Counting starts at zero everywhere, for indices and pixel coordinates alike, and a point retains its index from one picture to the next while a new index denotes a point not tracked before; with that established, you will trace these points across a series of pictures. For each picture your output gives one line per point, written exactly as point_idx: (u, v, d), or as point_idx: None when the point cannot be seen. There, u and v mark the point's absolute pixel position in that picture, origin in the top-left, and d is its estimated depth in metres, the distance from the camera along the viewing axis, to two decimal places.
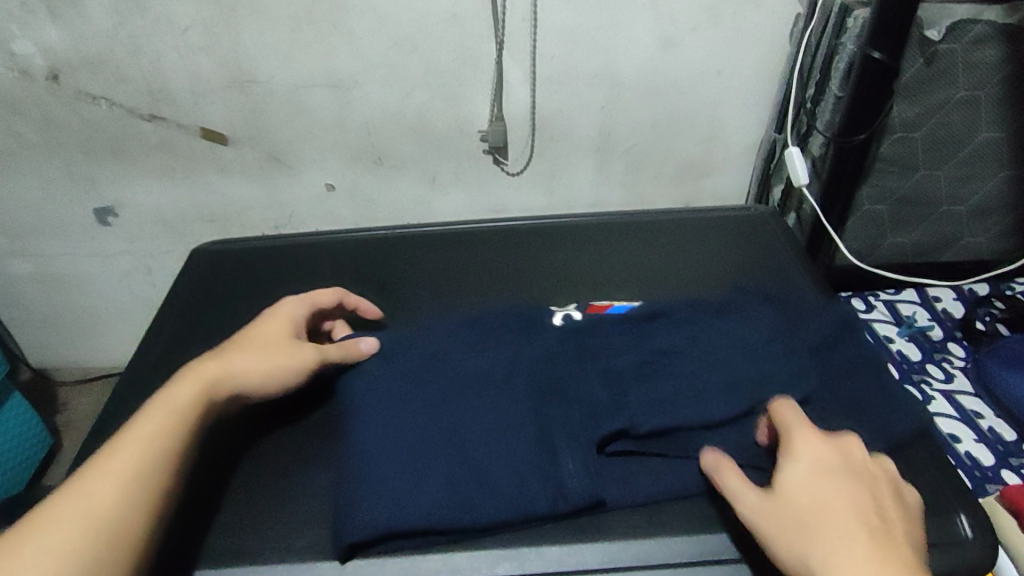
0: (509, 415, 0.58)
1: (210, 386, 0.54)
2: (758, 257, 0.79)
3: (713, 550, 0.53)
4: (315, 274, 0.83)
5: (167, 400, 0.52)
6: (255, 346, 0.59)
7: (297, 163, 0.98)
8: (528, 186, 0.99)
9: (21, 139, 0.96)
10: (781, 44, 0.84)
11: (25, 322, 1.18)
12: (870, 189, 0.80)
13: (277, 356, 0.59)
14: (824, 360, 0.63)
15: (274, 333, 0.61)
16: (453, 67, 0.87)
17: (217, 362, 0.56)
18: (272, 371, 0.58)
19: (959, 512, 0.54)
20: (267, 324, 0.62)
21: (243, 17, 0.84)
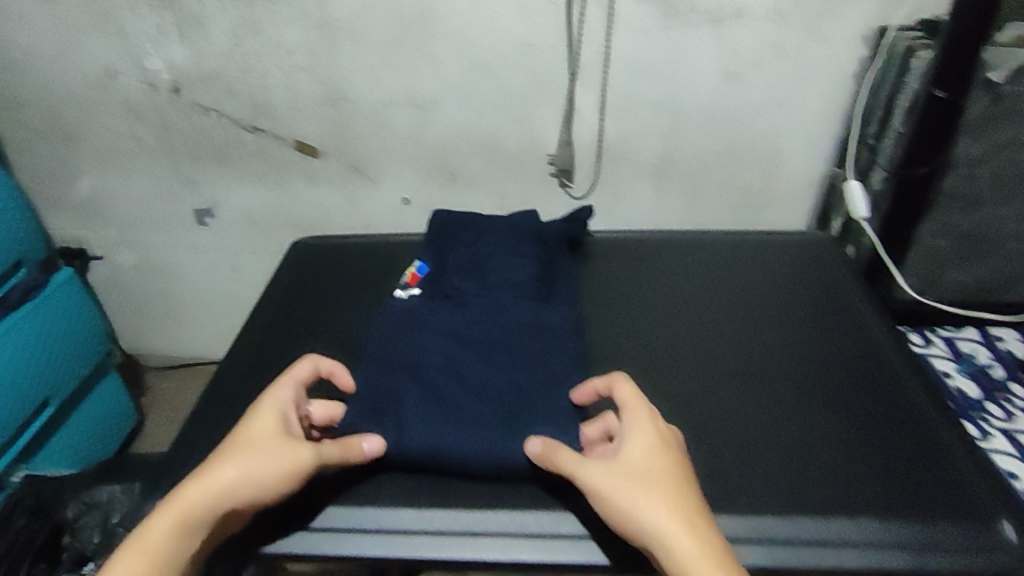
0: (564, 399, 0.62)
1: (191, 512, 0.51)
2: (810, 278, 0.79)
3: (758, 527, 0.53)
4: (383, 262, 0.88)
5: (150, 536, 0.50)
6: (235, 462, 0.53)
7: (377, 176, 1.06)
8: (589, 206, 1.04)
9: (141, 143, 1.09)
10: (844, 81, 0.87)
11: (124, 307, 1.31)
12: (932, 224, 0.80)
13: (259, 461, 0.53)
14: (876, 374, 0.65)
15: (260, 437, 0.55)
16: (527, 93, 0.94)
17: (201, 484, 0.52)
18: (252, 495, 0.53)
19: (1005, 519, 0.53)
20: (256, 423, 0.56)
21: (343, 42, 0.94)
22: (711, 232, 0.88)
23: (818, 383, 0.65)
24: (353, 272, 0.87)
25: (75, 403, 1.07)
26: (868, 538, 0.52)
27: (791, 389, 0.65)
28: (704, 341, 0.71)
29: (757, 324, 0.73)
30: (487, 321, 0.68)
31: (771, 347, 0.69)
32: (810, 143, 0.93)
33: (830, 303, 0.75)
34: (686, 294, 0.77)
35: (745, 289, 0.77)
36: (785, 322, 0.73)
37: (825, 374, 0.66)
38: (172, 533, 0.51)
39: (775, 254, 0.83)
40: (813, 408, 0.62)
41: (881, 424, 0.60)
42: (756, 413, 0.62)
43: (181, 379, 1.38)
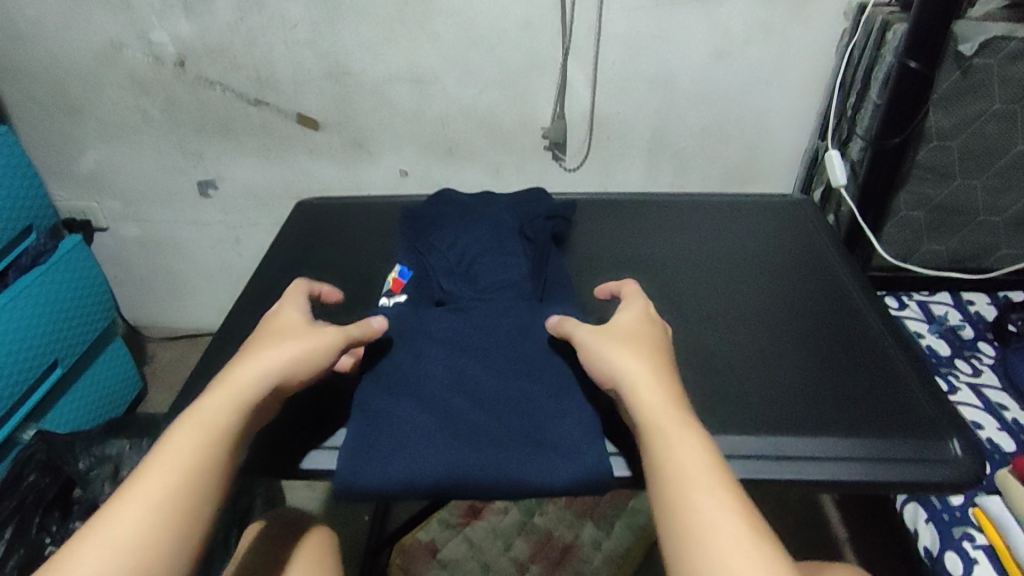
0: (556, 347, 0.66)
1: (239, 395, 0.50)
2: (789, 238, 0.82)
3: (728, 445, 0.57)
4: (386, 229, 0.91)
5: (202, 416, 0.48)
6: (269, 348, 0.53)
7: (377, 149, 1.10)
8: (582, 180, 1.08)
9: (145, 116, 1.12)
10: (827, 58, 0.91)
11: (127, 279, 1.34)
12: (906, 196, 0.84)
13: (300, 338, 0.54)
14: (846, 327, 0.69)
15: (292, 328, 0.56)
16: (523, 69, 0.97)
17: (242, 370, 0.51)
18: (294, 367, 0.53)
19: (953, 436, 0.57)
20: (283, 323, 0.57)
21: (344, 17, 0.97)
22: (700, 196, 0.91)
23: (795, 329, 0.68)
24: (356, 233, 0.90)
25: (82, 368, 1.10)
26: (830, 451, 0.56)
27: (768, 335, 0.68)
28: (686, 295, 0.74)
29: (738, 281, 0.76)
30: (477, 280, 0.72)
31: (751, 300, 0.73)
32: (795, 120, 0.97)
33: (809, 260, 0.79)
34: (678, 255, 0.81)
35: (732, 251, 0.81)
36: (764, 278, 0.76)
37: (801, 322, 0.69)
38: (223, 415, 0.49)
39: (758, 217, 0.87)
40: (788, 350, 0.66)
41: (849, 362, 0.64)
42: (734, 356, 0.66)
43: (184, 351, 1.41)
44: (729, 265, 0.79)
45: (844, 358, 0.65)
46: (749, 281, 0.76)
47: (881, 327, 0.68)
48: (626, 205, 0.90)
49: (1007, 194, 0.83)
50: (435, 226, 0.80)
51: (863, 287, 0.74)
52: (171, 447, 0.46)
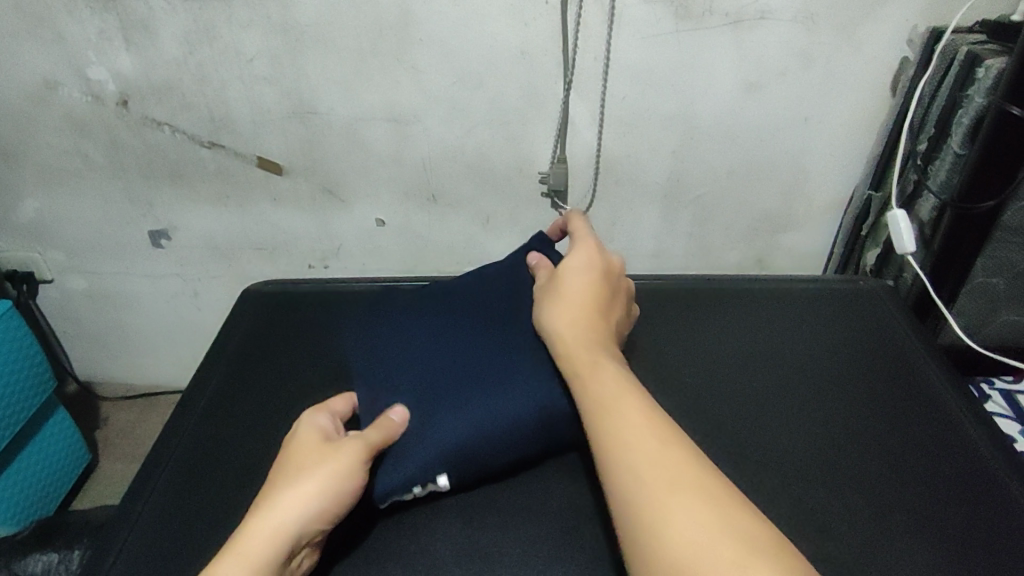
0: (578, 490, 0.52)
1: (248, 543, 0.47)
2: (862, 346, 0.70)
3: None
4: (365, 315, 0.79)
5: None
6: (296, 500, 0.49)
7: (350, 197, 0.95)
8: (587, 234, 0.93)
9: (87, 160, 0.97)
10: (882, 95, 0.76)
11: (79, 337, 1.19)
12: (986, 260, 0.69)
13: (297, 475, 0.51)
14: (962, 485, 0.56)
15: (302, 450, 0.54)
16: (519, 106, 0.83)
17: (264, 527, 0.47)
18: (300, 499, 0.49)
19: None
20: (299, 443, 0.55)
21: (308, 48, 0.82)
22: (738, 281, 0.79)
23: (907, 501, 0.55)
24: (334, 321, 0.79)
25: (10, 456, 0.96)
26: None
27: (859, 493, 0.55)
28: (737, 429, 0.61)
29: (808, 415, 0.63)
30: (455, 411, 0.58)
31: (827, 440, 0.60)
32: (840, 166, 0.82)
33: (887, 372, 0.66)
34: (719, 358, 0.69)
35: (787, 357, 0.69)
36: (849, 412, 0.63)
37: (898, 474, 0.57)
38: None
39: (816, 315, 0.74)
40: (894, 527, 0.53)
41: (989, 553, 0.51)
42: (818, 536, 0.52)
43: (143, 415, 1.26)
44: (786, 374, 0.67)
45: (967, 535, 0.52)
46: (812, 403, 0.64)
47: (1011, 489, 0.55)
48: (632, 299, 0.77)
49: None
50: (422, 327, 0.68)
51: (964, 415, 0.62)
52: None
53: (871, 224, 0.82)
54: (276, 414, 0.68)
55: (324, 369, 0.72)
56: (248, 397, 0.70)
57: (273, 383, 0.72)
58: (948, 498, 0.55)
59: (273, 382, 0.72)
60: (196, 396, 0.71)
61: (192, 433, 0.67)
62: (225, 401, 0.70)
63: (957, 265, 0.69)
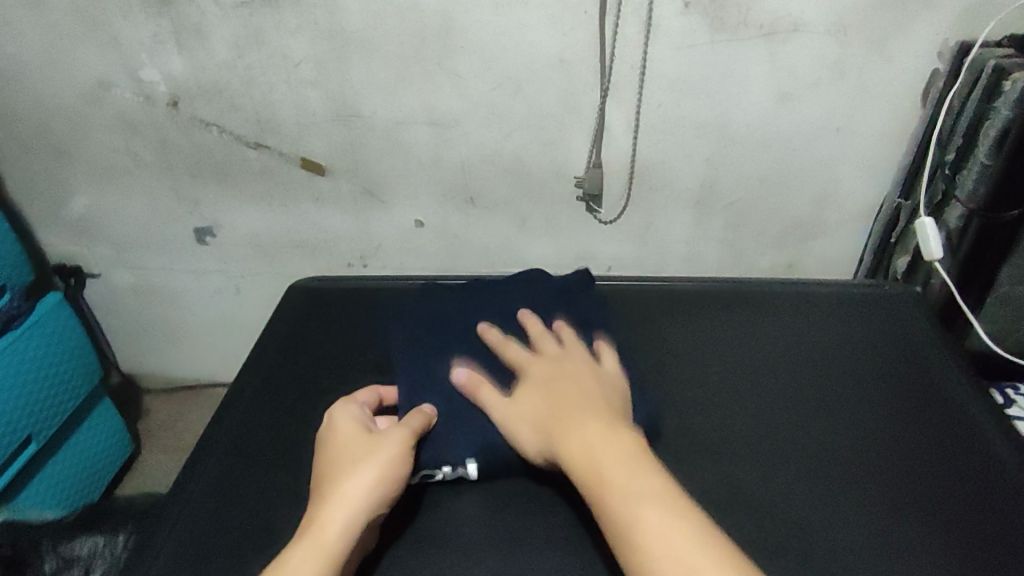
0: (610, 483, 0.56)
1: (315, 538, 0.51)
2: (889, 347, 0.72)
3: None
4: None
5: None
6: (358, 488, 0.53)
7: (389, 198, 0.98)
8: (619, 237, 0.95)
9: (137, 159, 1.01)
10: (912, 106, 0.79)
11: (121, 329, 1.24)
12: (1013, 268, 0.71)
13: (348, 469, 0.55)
14: (981, 489, 0.58)
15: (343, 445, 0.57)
16: (556, 112, 0.85)
17: (329, 519, 0.51)
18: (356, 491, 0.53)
19: None
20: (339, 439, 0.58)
21: (354, 53, 0.86)
22: (766, 283, 0.81)
23: (937, 499, 0.57)
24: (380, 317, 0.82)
25: (59, 442, 1.00)
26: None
27: (880, 494, 0.58)
28: (768, 427, 0.64)
29: (839, 414, 0.65)
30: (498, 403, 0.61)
31: (852, 440, 0.62)
32: (870, 175, 0.84)
33: (911, 377, 0.68)
34: (751, 357, 0.72)
35: (816, 359, 0.71)
36: (877, 411, 0.65)
37: (918, 478, 0.59)
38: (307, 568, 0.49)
39: (845, 316, 0.76)
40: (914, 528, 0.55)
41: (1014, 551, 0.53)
42: (851, 529, 0.55)
43: (181, 406, 1.30)
44: (815, 375, 0.69)
45: (985, 538, 0.54)
46: (841, 405, 0.66)
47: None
48: (663, 300, 0.79)
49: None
50: (467, 323, 0.71)
51: (987, 422, 0.64)
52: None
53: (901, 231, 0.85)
54: (325, 405, 0.72)
55: (370, 363, 0.76)
56: (298, 388, 0.74)
57: (320, 375, 0.75)
58: (968, 502, 0.57)
59: (321, 374, 0.75)
60: (247, 386, 0.75)
61: (246, 421, 0.70)
62: (276, 392, 0.73)
63: (981, 272, 0.71)
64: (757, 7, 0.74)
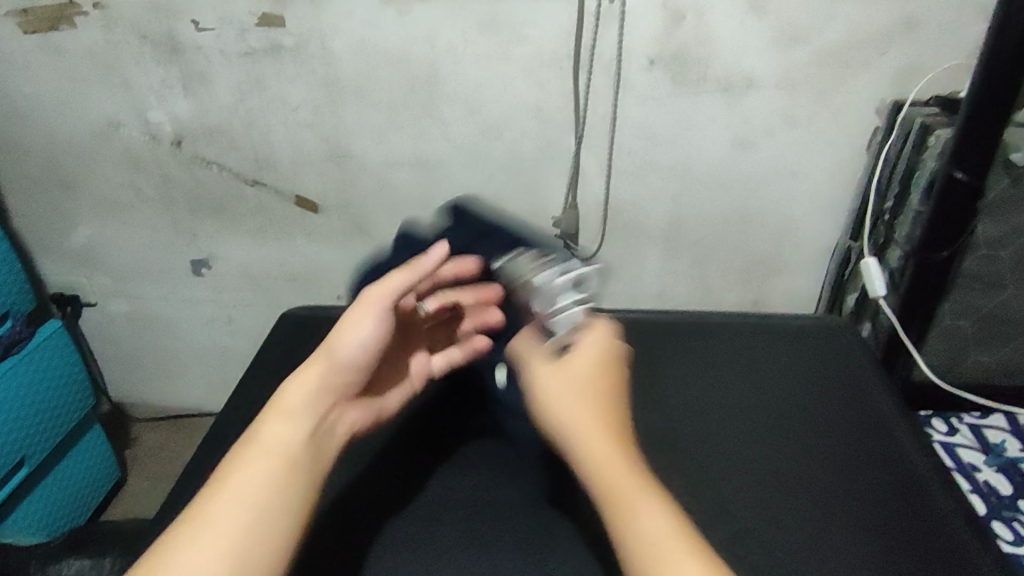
0: None
1: (328, 371, 0.53)
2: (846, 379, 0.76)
3: None
4: None
5: (286, 400, 0.51)
6: (361, 327, 0.54)
7: (377, 233, 1.04)
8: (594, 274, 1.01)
9: (140, 194, 1.07)
10: (857, 154, 0.86)
11: (114, 356, 1.27)
12: (951, 305, 0.78)
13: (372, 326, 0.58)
14: (912, 508, 0.63)
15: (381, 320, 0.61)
16: (533, 156, 0.92)
17: (330, 354, 0.53)
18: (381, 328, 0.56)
19: None
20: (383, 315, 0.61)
21: (348, 100, 0.93)
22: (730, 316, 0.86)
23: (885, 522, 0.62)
24: None
25: (47, 466, 1.03)
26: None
27: (820, 510, 0.63)
28: (720, 444, 0.69)
29: (799, 442, 0.69)
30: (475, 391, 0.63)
31: (795, 461, 0.67)
32: (823, 217, 0.91)
33: (855, 404, 0.73)
34: (707, 382, 0.77)
35: (768, 384, 0.76)
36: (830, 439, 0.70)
37: (855, 496, 0.64)
38: (306, 394, 0.51)
39: (803, 346, 0.81)
40: (847, 543, 0.60)
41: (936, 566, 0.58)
42: (787, 540, 0.60)
43: (170, 434, 1.33)
44: (766, 399, 0.74)
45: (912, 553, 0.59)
46: (789, 427, 0.71)
47: (954, 512, 0.62)
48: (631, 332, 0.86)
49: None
50: None
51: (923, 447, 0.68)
52: (260, 439, 0.49)
53: (852, 271, 0.91)
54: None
55: None
56: None
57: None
58: (899, 519, 0.62)
59: None
60: (235, 409, 0.79)
61: (232, 440, 0.74)
62: (261, 414, 0.77)
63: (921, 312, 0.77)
64: (712, 65, 0.82)
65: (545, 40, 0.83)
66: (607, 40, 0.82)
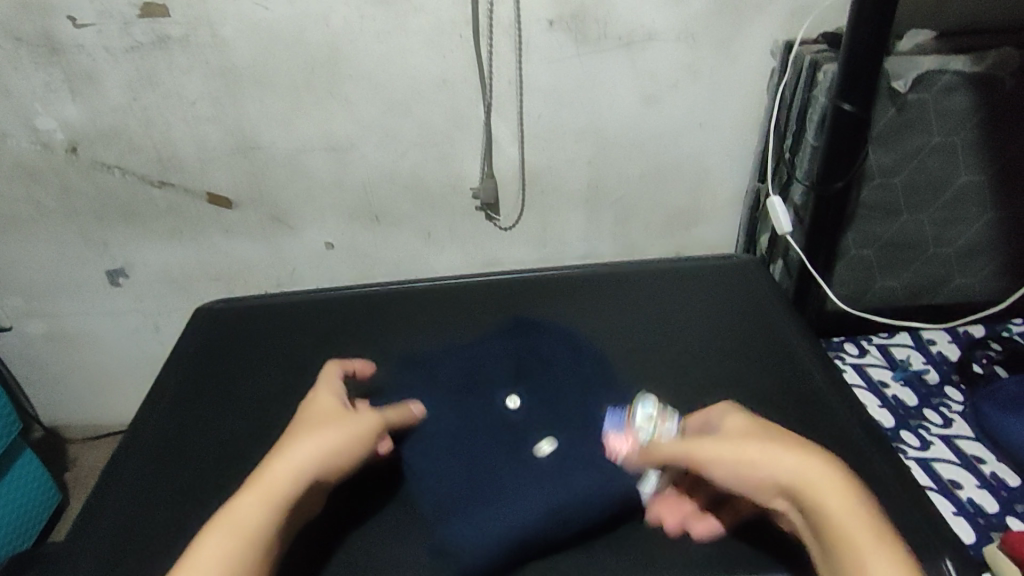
0: (505, 453, 0.64)
1: (277, 487, 0.53)
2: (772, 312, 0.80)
3: None
4: (313, 326, 0.86)
5: (238, 516, 0.52)
6: (313, 449, 0.56)
7: (297, 223, 1.02)
8: (520, 241, 1.01)
9: (41, 207, 1.01)
10: (759, 96, 0.87)
11: (39, 380, 1.22)
12: (855, 234, 0.82)
13: (338, 427, 0.59)
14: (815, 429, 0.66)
15: (321, 408, 0.63)
16: (444, 129, 0.91)
17: (284, 467, 0.55)
18: (340, 450, 0.57)
19: (946, 557, 0.55)
20: (318, 402, 0.64)
21: (247, 88, 0.89)
22: (656, 264, 0.89)
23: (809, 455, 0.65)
24: (285, 337, 0.85)
25: None
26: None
27: None
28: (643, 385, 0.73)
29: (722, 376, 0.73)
30: (452, 446, 0.66)
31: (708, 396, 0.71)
32: (734, 162, 0.93)
33: (764, 339, 0.77)
34: (623, 333, 0.80)
35: (682, 328, 0.80)
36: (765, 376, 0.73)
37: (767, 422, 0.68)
38: (258, 515, 0.52)
39: (715, 287, 0.85)
40: None
41: None
42: None
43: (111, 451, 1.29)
44: (683, 343, 0.78)
45: None
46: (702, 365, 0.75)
47: (856, 429, 0.66)
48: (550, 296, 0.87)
49: (956, 223, 0.83)
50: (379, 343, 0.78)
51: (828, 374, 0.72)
52: (209, 552, 0.50)
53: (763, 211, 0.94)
54: (239, 425, 0.75)
55: (279, 381, 0.79)
56: (210, 414, 0.76)
57: (234, 397, 0.78)
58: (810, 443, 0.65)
59: (232, 398, 0.78)
60: (161, 416, 0.77)
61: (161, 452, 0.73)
62: (189, 420, 0.76)
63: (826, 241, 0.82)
64: (612, 20, 0.82)
65: (442, 9, 0.82)
66: (505, 5, 0.81)
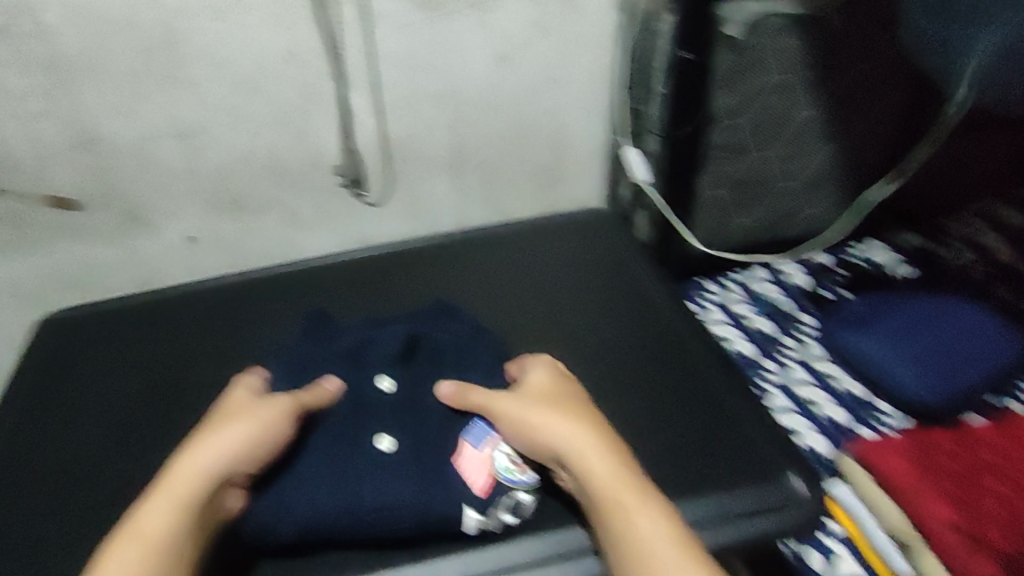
0: (367, 428, 0.63)
1: (189, 491, 0.53)
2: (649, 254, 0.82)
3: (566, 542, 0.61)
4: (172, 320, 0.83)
5: (145, 525, 0.51)
6: (224, 446, 0.57)
7: (153, 217, 0.95)
8: (392, 216, 1.00)
9: None
10: (607, 49, 0.89)
11: None
12: (708, 177, 0.85)
13: (254, 422, 0.59)
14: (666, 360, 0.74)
15: (234, 404, 0.62)
16: (298, 104, 0.88)
17: (192, 467, 0.55)
18: (256, 446, 0.58)
19: (791, 474, 0.63)
20: (231, 397, 0.63)
21: (73, 75, 0.82)
22: (517, 225, 0.93)
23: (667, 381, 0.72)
24: (141, 336, 0.82)
25: None
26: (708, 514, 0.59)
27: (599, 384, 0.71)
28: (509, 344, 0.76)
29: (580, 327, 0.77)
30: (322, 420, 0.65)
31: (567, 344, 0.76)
32: (591, 117, 0.95)
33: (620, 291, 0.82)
34: (487, 294, 0.83)
35: (543, 285, 0.84)
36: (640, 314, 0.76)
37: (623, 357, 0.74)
38: (168, 521, 0.52)
39: (573, 246, 0.89)
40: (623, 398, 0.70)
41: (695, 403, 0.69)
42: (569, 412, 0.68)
43: None
44: (545, 299, 0.82)
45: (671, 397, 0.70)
46: (563, 317, 0.80)
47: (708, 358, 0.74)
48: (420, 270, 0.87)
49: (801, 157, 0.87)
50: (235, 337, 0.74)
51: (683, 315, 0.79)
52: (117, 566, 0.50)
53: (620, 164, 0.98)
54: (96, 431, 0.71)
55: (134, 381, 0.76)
56: (60, 425, 0.72)
57: (87, 406, 0.74)
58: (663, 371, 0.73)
59: (84, 405, 0.74)
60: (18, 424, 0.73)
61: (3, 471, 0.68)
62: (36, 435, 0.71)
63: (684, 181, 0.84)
64: None
65: None
66: None
